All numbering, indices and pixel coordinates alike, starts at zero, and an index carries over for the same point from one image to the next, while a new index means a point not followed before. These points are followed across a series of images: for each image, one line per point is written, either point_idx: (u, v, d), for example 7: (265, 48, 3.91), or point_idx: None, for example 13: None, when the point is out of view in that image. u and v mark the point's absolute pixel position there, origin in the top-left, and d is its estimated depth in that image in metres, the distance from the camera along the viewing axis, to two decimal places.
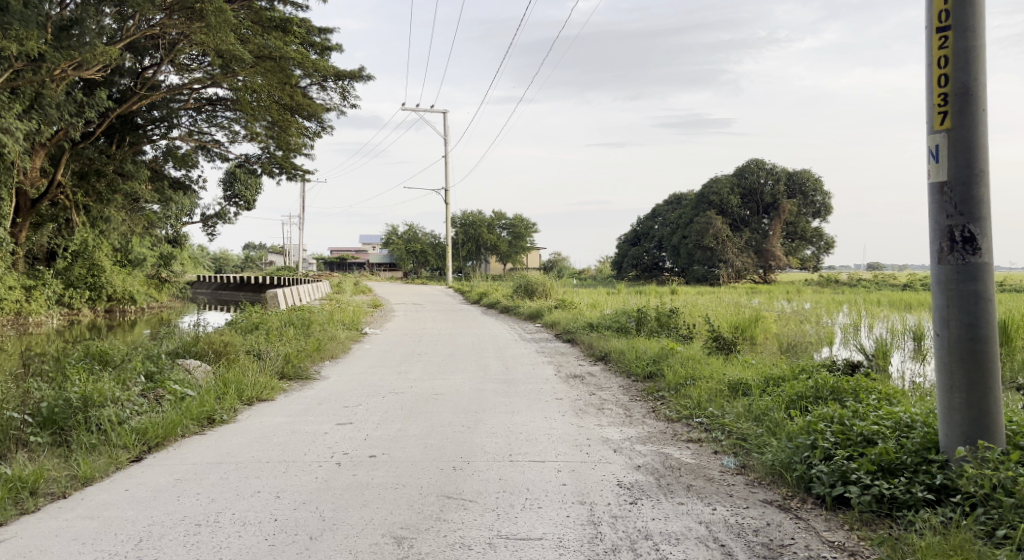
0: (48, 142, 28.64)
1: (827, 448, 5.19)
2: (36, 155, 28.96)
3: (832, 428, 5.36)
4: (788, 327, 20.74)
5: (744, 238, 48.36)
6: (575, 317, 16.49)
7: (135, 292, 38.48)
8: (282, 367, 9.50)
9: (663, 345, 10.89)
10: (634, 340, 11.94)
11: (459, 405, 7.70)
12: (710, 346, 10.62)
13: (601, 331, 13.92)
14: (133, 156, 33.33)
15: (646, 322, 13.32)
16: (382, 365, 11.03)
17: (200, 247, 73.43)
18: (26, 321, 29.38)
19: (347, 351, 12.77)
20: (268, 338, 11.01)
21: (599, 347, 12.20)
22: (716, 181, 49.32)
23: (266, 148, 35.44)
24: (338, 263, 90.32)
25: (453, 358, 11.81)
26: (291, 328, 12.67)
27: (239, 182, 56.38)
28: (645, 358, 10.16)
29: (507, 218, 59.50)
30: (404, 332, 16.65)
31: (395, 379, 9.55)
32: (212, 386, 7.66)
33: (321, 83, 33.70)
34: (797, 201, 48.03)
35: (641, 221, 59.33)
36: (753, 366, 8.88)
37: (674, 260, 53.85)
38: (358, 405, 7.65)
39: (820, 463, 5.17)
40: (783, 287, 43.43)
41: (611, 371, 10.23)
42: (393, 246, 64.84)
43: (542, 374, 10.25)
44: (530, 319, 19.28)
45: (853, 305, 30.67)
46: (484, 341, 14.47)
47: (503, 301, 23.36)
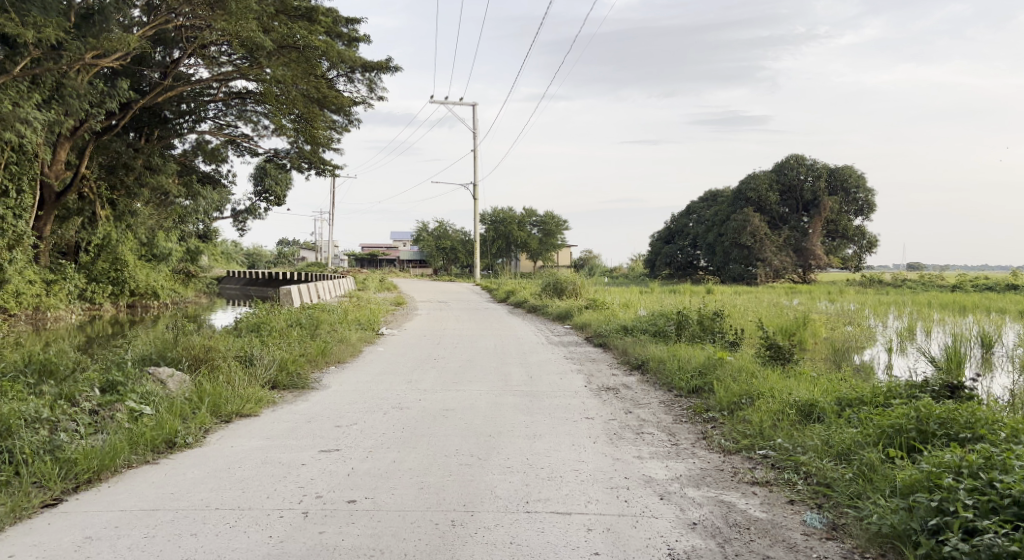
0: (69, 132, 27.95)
1: (967, 517, 3.90)
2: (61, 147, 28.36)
3: (965, 484, 4.08)
4: (836, 330, 19.29)
5: (782, 236, 46.64)
6: (607, 318, 15.22)
7: (159, 287, 37.73)
8: (276, 376, 8.43)
9: (710, 353, 9.61)
10: (676, 347, 10.65)
11: (472, 426, 6.53)
12: (764, 356, 9.33)
13: (637, 335, 12.63)
14: (161, 149, 33.16)
15: (687, 327, 12.03)
16: (395, 372, 9.89)
17: (233, 243, 73.26)
18: (44, 317, 28.62)
19: (356, 355, 11.68)
20: (268, 342, 9.93)
21: (636, 354, 10.95)
22: (754, 177, 47.70)
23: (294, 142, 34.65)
24: (369, 259, 89.85)
25: (475, 365, 10.64)
26: (296, 328, 11.64)
27: (268, 177, 55.87)
28: (688, 369, 8.90)
29: (538, 215, 58.28)
30: (424, 333, 15.51)
31: (405, 390, 8.40)
32: (182, 399, 6.60)
33: (349, 74, 32.87)
34: (839, 198, 46.10)
35: (675, 218, 57.75)
36: (820, 383, 7.61)
37: (709, 259, 52.25)
38: (353, 425, 6.51)
39: (957, 538, 3.88)
40: (825, 287, 41.61)
41: (650, 383, 8.99)
42: (422, 242, 64.00)
43: (571, 386, 9.03)
44: (558, 320, 18.06)
45: (902, 306, 28.95)
46: (508, 344, 13.31)
47: (530, 300, 22.26)
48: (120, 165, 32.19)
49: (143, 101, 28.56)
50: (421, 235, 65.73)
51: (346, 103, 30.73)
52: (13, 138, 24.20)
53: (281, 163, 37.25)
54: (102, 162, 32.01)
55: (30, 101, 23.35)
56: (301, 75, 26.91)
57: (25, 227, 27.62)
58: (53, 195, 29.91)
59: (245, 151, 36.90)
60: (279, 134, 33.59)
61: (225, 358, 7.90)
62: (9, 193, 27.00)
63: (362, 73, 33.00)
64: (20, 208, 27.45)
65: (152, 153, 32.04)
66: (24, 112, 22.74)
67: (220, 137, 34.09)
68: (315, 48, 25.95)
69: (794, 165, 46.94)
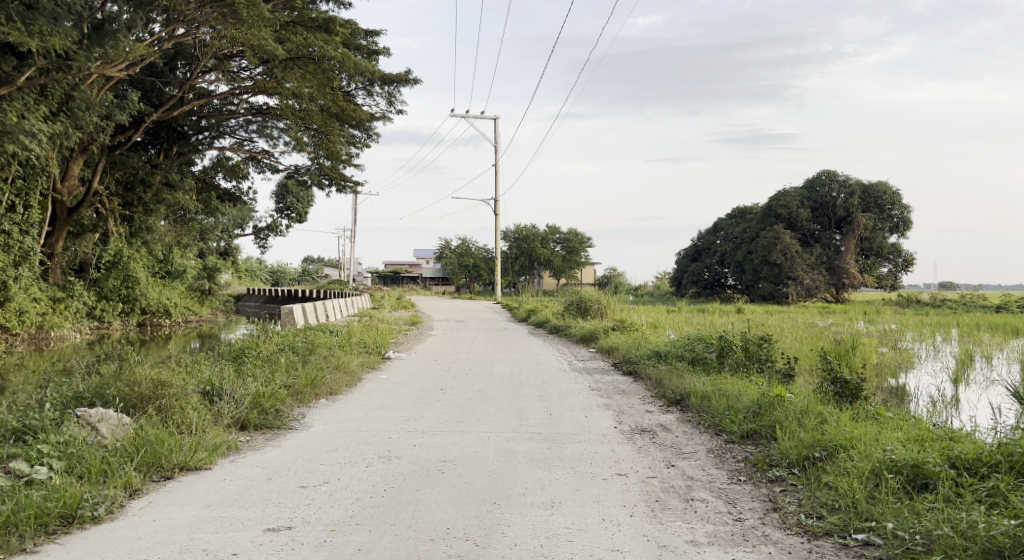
0: (79, 146, 26.94)
1: None
2: (74, 162, 27.49)
3: None
4: (885, 355, 17.71)
5: (814, 253, 44.89)
6: (636, 342, 13.73)
7: (171, 304, 36.29)
8: (246, 413, 7.10)
9: (763, 388, 8.17)
10: (720, 380, 9.22)
11: (472, 490, 5.19)
12: (828, 392, 7.91)
13: (673, 363, 11.15)
14: (181, 164, 32.38)
15: (731, 354, 10.54)
16: (394, 406, 8.54)
17: (255, 260, 72.45)
18: (48, 336, 27.15)
19: (352, 385, 10.22)
20: (248, 373, 8.59)
21: (675, 387, 9.50)
22: (784, 193, 46.09)
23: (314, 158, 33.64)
24: (391, 276, 88.86)
25: (491, 398, 9.24)
26: (287, 355, 10.33)
27: (290, 194, 55.07)
28: (740, 409, 7.49)
29: (562, 232, 56.94)
30: (436, 357, 14.12)
31: (402, 433, 7.03)
32: (109, 450, 5.29)
33: (367, 87, 31.85)
34: (873, 215, 44.21)
35: (703, 236, 56.14)
36: (910, 432, 6.22)
37: (738, 277, 50.54)
38: (321, 486, 5.16)
39: None
40: (861, 308, 39.68)
41: (696, 426, 7.56)
42: (445, 260, 62.89)
43: (598, 427, 7.60)
44: (582, 342, 16.61)
45: (950, 328, 27.06)
46: (526, 371, 11.95)
47: (552, 321, 20.84)
48: (137, 181, 31.64)
49: (157, 115, 27.53)
50: (443, 253, 64.59)
51: (365, 117, 29.69)
52: (18, 151, 23.17)
53: (301, 179, 36.20)
54: (117, 177, 31.11)
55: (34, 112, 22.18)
56: (321, 88, 25.84)
57: (33, 243, 26.58)
58: (65, 210, 28.85)
59: (265, 167, 35.90)
60: (299, 150, 32.63)
61: (185, 395, 6.61)
62: (16, 208, 25.97)
63: (380, 85, 31.97)
64: (27, 224, 26.38)
65: (169, 169, 31.11)
66: (30, 124, 21.69)
67: (241, 153, 33.19)
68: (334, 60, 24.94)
69: (825, 180, 45.28)
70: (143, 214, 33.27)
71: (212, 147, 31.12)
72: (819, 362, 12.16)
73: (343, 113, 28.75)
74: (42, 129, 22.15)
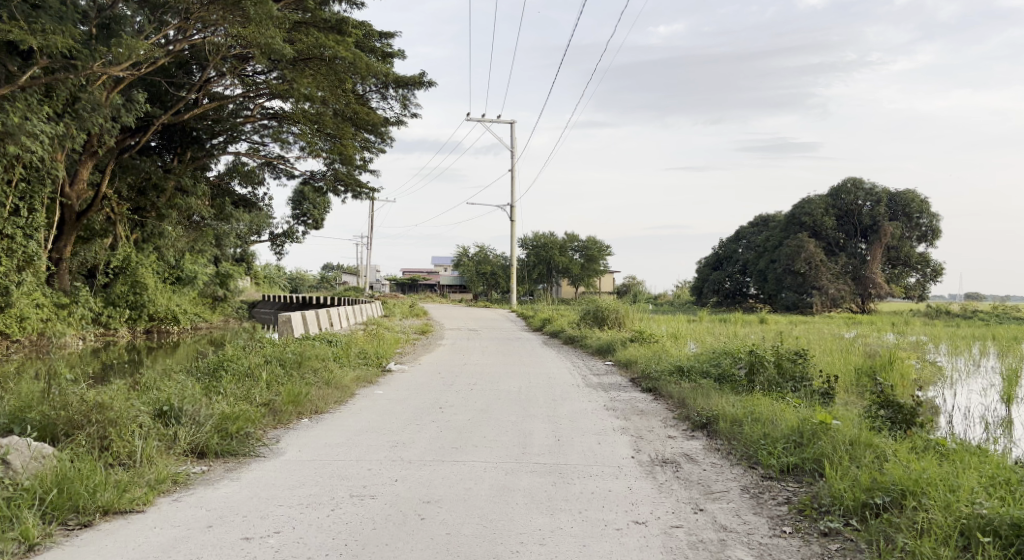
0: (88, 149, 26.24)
1: None
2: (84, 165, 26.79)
3: None
4: (924, 370, 16.49)
5: (839, 263, 43.58)
6: (657, 355, 12.68)
7: (180, 311, 34.87)
8: (207, 438, 6.18)
9: (803, 412, 7.12)
10: (752, 402, 8.18)
11: (455, 549, 4.30)
12: (877, 420, 6.87)
13: (698, 381, 10.09)
14: (195, 170, 31.68)
15: (761, 372, 9.47)
16: (384, 429, 7.58)
17: (274, 268, 72.09)
18: (48, 343, 26.03)
19: (343, 402, 9.30)
20: (220, 392, 7.67)
21: (701, 409, 8.48)
22: (809, 201, 44.87)
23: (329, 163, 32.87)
24: (409, 283, 88.16)
25: (494, 419, 8.26)
26: (275, 369, 9.47)
27: (307, 201, 54.50)
28: (777, 439, 6.47)
29: (580, 240, 55.92)
30: (440, 370, 13.13)
31: (385, 463, 6.09)
32: (13, 490, 4.46)
33: (380, 90, 31.02)
34: (900, 224, 42.78)
35: (724, 244, 54.93)
36: (989, 470, 5.22)
37: (760, 287, 49.30)
38: (266, 540, 4.26)
39: None
40: (889, 318, 38.29)
41: (726, 458, 6.54)
42: (462, 267, 62.06)
43: (613, 456, 6.60)
44: (598, 355, 15.60)
45: (987, 341, 25.72)
46: (537, 387, 10.97)
47: (567, 331, 19.86)
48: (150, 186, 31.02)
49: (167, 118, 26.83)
50: (461, 260, 63.76)
51: (379, 121, 28.93)
52: (21, 154, 22.39)
53: (316, 185, 35.44)
54: (130, 182, 30.51)
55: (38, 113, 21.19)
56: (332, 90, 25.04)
57: (37, 248, 25.88)
58: (74, 215, 28.07)
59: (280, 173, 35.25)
60: (315, 156, 31.90)
61: (132, 421, 5.73)
62: (20, 211, 25.31)
63: (394, 89, 31.15)
64: (31, 228, 25.66)
65: (182, 174, 30.54)
66: (32, 125, 20.84)
67: (257, 159, 32.54)
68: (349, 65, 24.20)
69: (851, 188, 43.96)
70: (156, 220, 32.53)
71: (226, 152, 30.56)
72: (857, 379, 11.09)
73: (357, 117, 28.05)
74: (44, 130, 21.12)
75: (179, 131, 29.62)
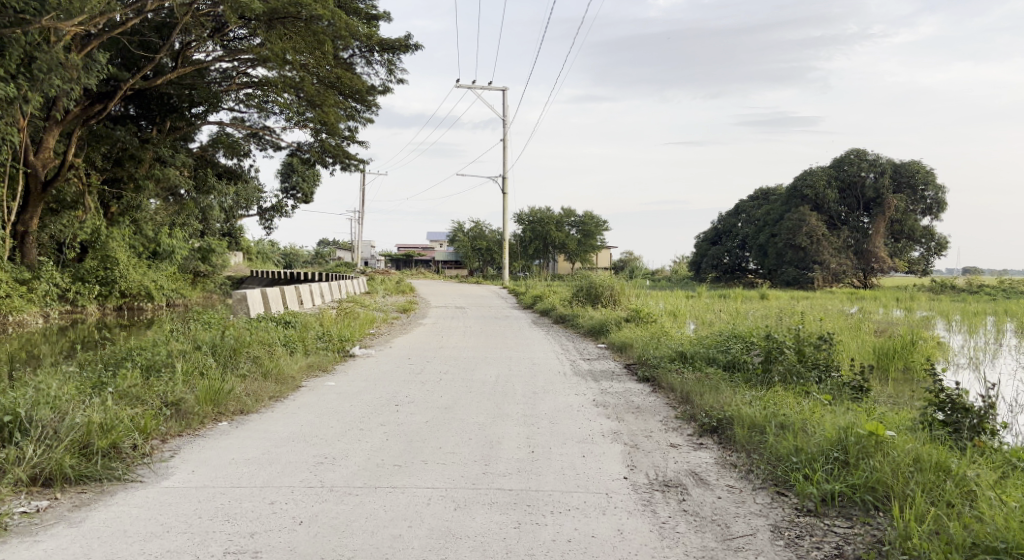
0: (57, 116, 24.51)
1: None
2: (51, 134, 24.94)
3: None
4: (943, 350, 15.03)
5: (841, 236, 42.03)
6: (656, 338, 11.18)
7: (155, 286, 31.76)
8: (58, 459, 4.68)
9: (844, 417, 5.62)
10: (775, 402, 6.66)
11: None
12: (939, 426, 5.37)
13: (705, 370, 8.60)
14: (174, 141, 30.02)
15: (780, 361, 7.95)
16: (317, 439, 6.05)
17: (267, 244, 70.42)
18: (3, 321, 23.91)
19: (282, 397, 7.81)
20: (113, 397, 6.16)
21: (712, 407, 6.96)
22: (811, 173, 43.12)
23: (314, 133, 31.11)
24: (405, 259, 86.49)
25: (459, 421, 6.73)
26: (204, 359, 8.00)
27: (296, 173, 52.52)
28: (814, 456, 4.91)
29: (577, 215, 54.29)
30: (411, 355, 11.56)
31: (295, 493, 4.64)
32: None
33: (364, 54, 29.11)
34: (905, 196, 41.07)
35: (724, 217, 53.30)
36: None
37: (761, 261, 47.78)
38: None
39: None
40: (892, 294, 36.85)
41: (746, 480, 5.04)
42: (457, 243, 60.40)
43: (601, 477, 5.11)
44: (590, 335, 14.12)
45: (1004, 317, 24.17)
46: (519, 375, 9.48)
47: (559, 309, 18.36)
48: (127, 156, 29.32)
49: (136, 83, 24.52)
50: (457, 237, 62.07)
51: (363, 89, 27.21)
52: None
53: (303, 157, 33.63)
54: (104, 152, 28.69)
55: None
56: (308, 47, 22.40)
57: None
58: (39, 185, 26.10)
59: (265, 144, 33.48)
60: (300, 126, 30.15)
61: None
62: None
63: (379, 53, 29.27)
64: None
65: (160, 145, 28.89)
66: None
67: (241, 130, 30.83)
68: (334, 32, 22.22)
69: (855, 159, 42.21)
70: (133, 191, 30.68)
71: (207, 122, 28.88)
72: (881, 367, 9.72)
73: (341, 84, 26.31)
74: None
75: (155, 98, 27.78)
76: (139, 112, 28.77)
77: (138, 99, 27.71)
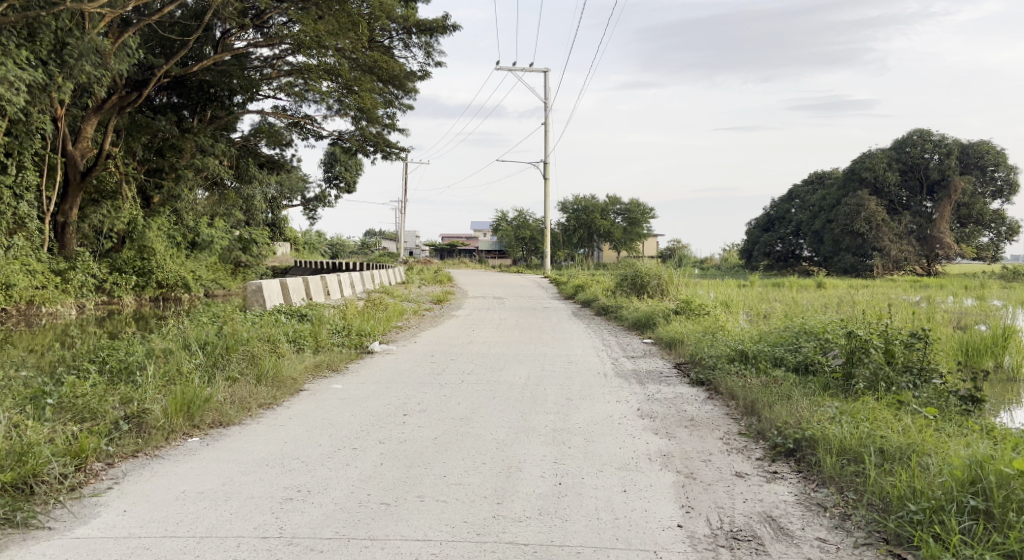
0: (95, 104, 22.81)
1: None
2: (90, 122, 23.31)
3: None
4: None
5: (902, 222, 39.68)
6: (710, 334, 9.84)
7: (193, 276, 28.35)
8: None
9: (972, 447, 4.34)
10: (867, 417, 5.36)
11: None
12: None
13: (771, 374, 7.29)
14: (215, 131, 28.54)
15: (866, 364, 6.56)
16: (295, 463, 4.94)
17: (313, 234, 70.21)
18: (34, 313, 20.69)
19: (275, 406, 6.69)
20: (52, 414, 5.10)
21: (785, 424, 5.65)
22: (870, 155, 40.83)
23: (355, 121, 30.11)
24: (449, 249, 86.01)
25: (473, 439, 5.56)
26: (184, 362, 6.94)
27: (338, 163, 51.85)
28: (937, 506, 3.78)
29: (623, 202, 52.67)
30: (435, 352, 10.37)
31: (242, 548, 3.66)
32: None
33: (403, 38, 27.90)
34: (973, 178, 38.51)
35: (777, 203, 51.19)
36: None
37: (816, 248, 45.66)
38: None
39: None
40: (960, 281, 34.50)
41: (843, 530, 3.88)
42: (501, 232, 59.30)
43: (650, 526, 3.97)
44: (635, 329, 12.83)
45: None
46: (554, 376, 8.25)
47: (602, 300, 17.07)
48: (167, 145, 27.80)
49: (169, 68, 22.42)
50: (500, 226, 60.98)
51: (402, 75, 26.05)
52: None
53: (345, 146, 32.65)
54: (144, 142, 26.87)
55: (16, 54, 17.09)
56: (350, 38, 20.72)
57: (29, 209, 21.81)
58: (78, 175, 23.96)
59: (306, 133, 32.61)
60: (341, 114, 29.16)
61: None
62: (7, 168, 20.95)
63: (417, 36, 28.00)
64: (22, 188, 21.57)
65: (201, 133, 27.60)
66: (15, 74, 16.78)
67: (283, 118, 30.02)
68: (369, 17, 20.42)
69: (917, 140, 39.83)
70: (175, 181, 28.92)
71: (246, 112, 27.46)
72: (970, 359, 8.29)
73: (379, 68, 25.11)
74: (22, 77, 16.78)
75: (195, 87, 26.27)
76: (181, 101, 27.38)
77: (178, 88, 26.24)
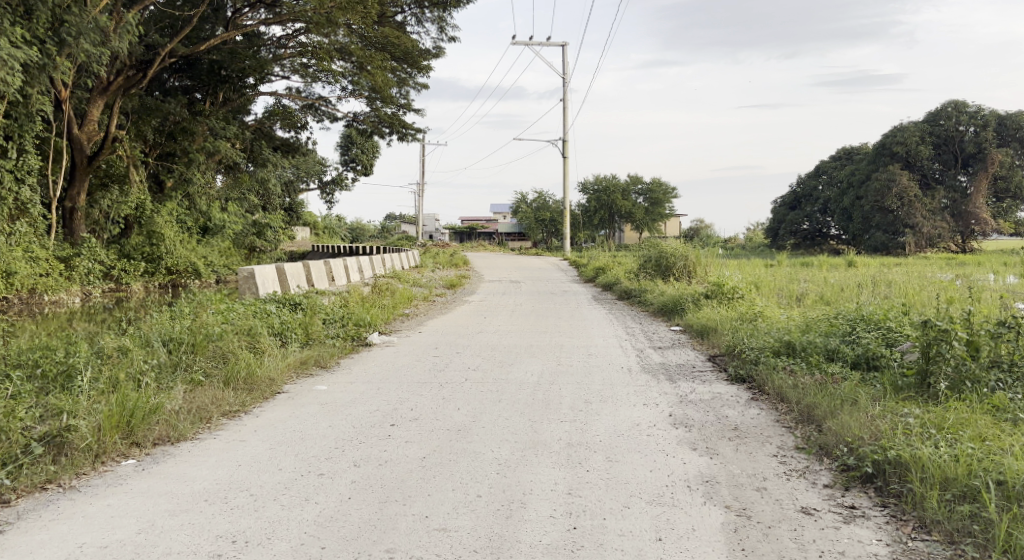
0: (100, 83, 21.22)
1: None
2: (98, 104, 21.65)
3: None
4: None
5: (936, 197, 37.97)
6: (748, 322, 8.70)
7: (203, 262, 27.27)
8: None
9: None
10: (962, 429, 4.26)
11: None
12: None
13: (827, 373, 6.16)
14: (229, 114, 27.03)
15: (946, 360, 5.37)
16: (243, 497, 3.92)
17: (332, 219, 69.51)
18: (38, 301, 19.69)
19: (243, 417, 5.62)
20: None
21: (857, 438, 4.52)
22: (902, 128, 39.11)
23: (371, 103, 29.01)
24: (468, 232, 85.33)
25: (470, 461, 4.50)
26: (133, 369, 5.89)
27: (353, 145, 50.86)
28: None
29: (644, 182, 51.32)
30: (441, 344, 9.30)
31: None
32: None
33: (416, 14, 26.69)
34: (1012, 150, 36.70)
35: (804, 180, 49.62)
36: None
37: (845, 226, 44.11)
38: None
39: None
40: (999, 258, 32.89)
41: None
42: (520, 214, 58.21)
43: None
44: (660, 316, 11.73)
45: None
46: (574, 374, 7.14)
47: (623, 283, 15.99)
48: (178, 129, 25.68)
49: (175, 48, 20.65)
50: (520, 208, 59.86)
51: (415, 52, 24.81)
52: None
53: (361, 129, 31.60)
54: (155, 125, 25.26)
55: (10, 31, 14.54)
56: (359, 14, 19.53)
57: (32, 194, 20.54)
58: (85, 159, 22.48)
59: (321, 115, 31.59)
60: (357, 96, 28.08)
61: None
62: (7, 152, 19.59)
63: (430, 11, 26.76)
64: (24, 171, 20.19)
65: (213, 116, 25.71)
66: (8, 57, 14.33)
67: (298, 100, 29.01)
68: None
69: (952, 112, 38.03)
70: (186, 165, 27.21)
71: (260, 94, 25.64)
72: None
73: (392, 44, 23.91)
74: (16, 55, 14.39)
75: (206, 68, 24.44)
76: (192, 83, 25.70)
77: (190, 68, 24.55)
